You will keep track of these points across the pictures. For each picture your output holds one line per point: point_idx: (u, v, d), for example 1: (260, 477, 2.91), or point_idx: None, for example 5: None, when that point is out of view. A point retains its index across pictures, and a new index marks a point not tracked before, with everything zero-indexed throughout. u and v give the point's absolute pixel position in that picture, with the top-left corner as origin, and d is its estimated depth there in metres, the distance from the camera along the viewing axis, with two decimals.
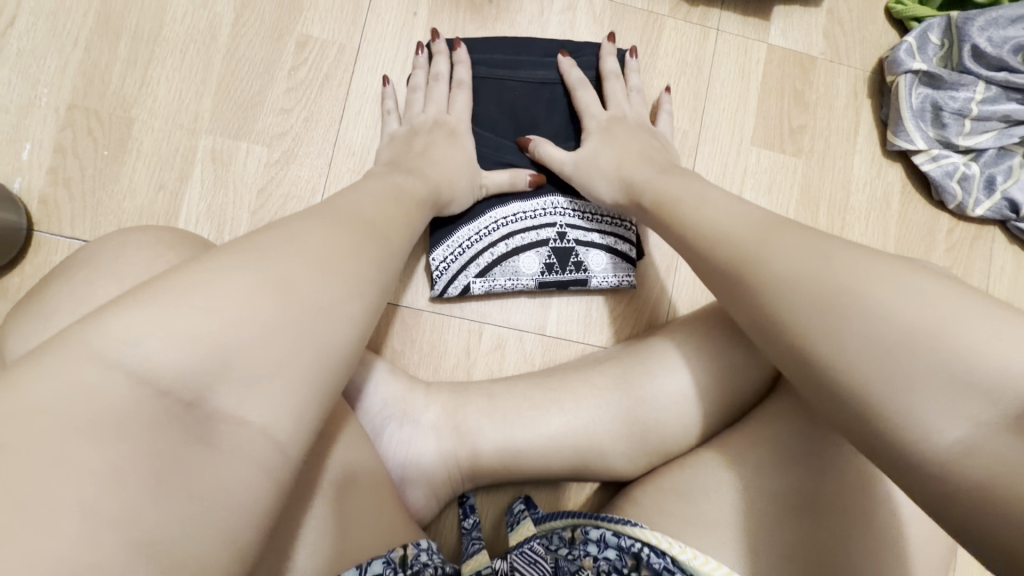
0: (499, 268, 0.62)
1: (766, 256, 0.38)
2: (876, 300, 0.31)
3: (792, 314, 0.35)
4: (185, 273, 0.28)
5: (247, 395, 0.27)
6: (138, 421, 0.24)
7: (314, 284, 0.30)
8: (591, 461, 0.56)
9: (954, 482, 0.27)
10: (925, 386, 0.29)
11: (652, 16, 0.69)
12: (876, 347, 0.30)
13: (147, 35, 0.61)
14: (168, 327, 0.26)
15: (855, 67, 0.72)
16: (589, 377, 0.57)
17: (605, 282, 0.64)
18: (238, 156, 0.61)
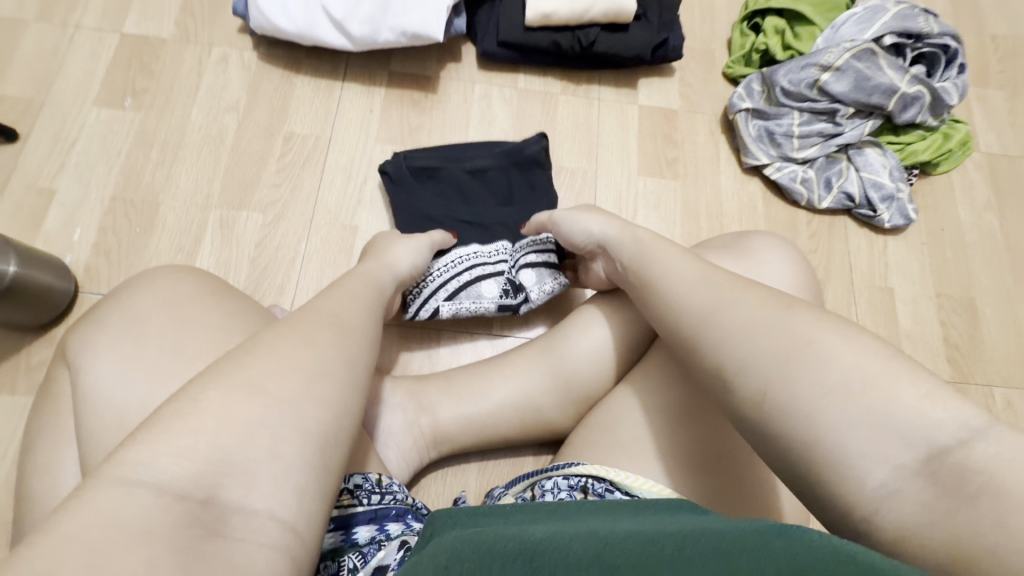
0: (462, 294, 0.76)
1: (732, 305, 0.47)
2: (826, 355, 0.40)
3: (755, 365, 0.43)
4: (177, 400, 0.38)
5: (250, 486, 0.37)
6: (163, 521, 0.33)
7: (279, 376, 0.41)
8: (531, 416, 0.68)
9: (877, 516, 0.36)
10: (856, 437, 0.38)
11: (548, 94, 0.93)
12: (822, 399, 0.39)
13: (172, 143, 0.83)
14: (171, 448, 0.36)
15: (707, 113, 0.95)
16: (523, 351, 0.70)
17: (544, 291, 0.76)
18: (240, 221, 0.80)
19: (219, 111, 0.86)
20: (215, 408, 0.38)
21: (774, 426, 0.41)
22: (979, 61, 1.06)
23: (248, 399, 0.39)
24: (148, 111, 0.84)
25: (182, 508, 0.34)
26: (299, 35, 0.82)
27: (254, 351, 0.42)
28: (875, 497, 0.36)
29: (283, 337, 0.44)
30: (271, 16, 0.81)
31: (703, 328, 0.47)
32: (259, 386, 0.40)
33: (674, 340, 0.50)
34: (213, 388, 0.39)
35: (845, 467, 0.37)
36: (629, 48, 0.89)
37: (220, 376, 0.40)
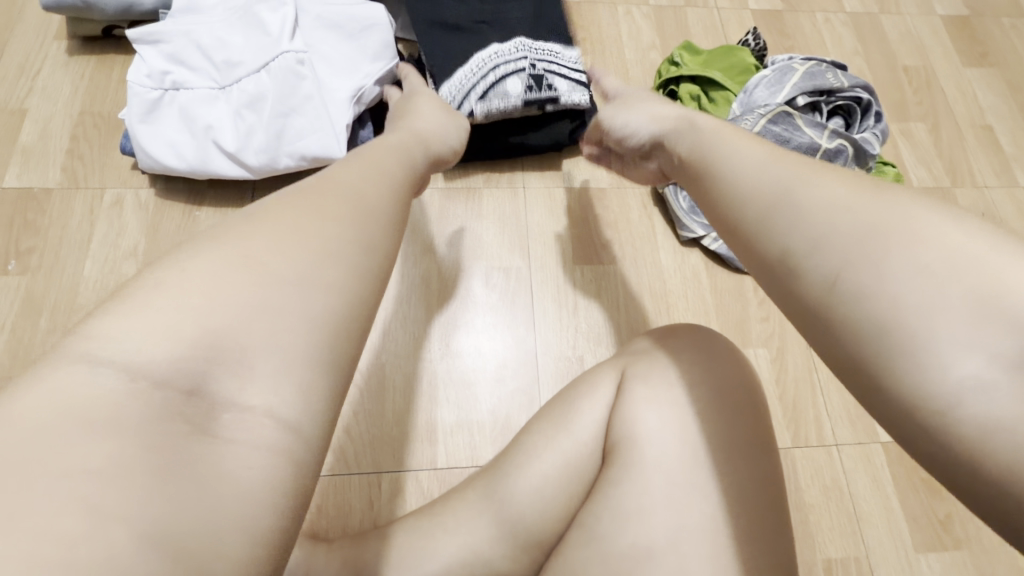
0: (491, 94, 0.77)
1: (807, 184, 0.39)
2: (927, 234, 0.34)
3: (824, 243, 0.36)
4: (159, 275, 0.33)
5: (244, 377, 0.32)
6: (140, 415, 0.28)
7: (278, 245, 0.36)
8: (482, 572, 0.60)
9: (951, 422, 0.30)
10: (950, 318, 0.31)
11: (471, 190, 0.89)
12: (917, 272, 0.32)
13: (64, 305, 0.76)
14: (148, 325, 0.31)
15: (638, 187, 0.92)
16: (465, 494, 0.65)
17: (572, 99, 0.80)
18: None
19: (116, 259, 0.79)
20: (206, 281, 0.33)
21: (833, 312, 0.34)
22: (895, 96, 1.06)
23: (243, 279, 0.34)
24: (35, 273, 0.77)
25: (161, 398, 0.29)
26: (191, 172, 0.76)
27: (256, 226, 0.36)
28: (961, 393, 0.30)
29: (285, 208, 0.39)
30: (158, 155, 0.75)
31: (774, 208, 0.40)
32: (253, 258, 0.35)
33: (732, 240, 0.43)
34: (200, 262, 0.34)
35: (924, 352, 0.31)
36: (545, 134, 0.87)
37: (217, 247, 0.35)
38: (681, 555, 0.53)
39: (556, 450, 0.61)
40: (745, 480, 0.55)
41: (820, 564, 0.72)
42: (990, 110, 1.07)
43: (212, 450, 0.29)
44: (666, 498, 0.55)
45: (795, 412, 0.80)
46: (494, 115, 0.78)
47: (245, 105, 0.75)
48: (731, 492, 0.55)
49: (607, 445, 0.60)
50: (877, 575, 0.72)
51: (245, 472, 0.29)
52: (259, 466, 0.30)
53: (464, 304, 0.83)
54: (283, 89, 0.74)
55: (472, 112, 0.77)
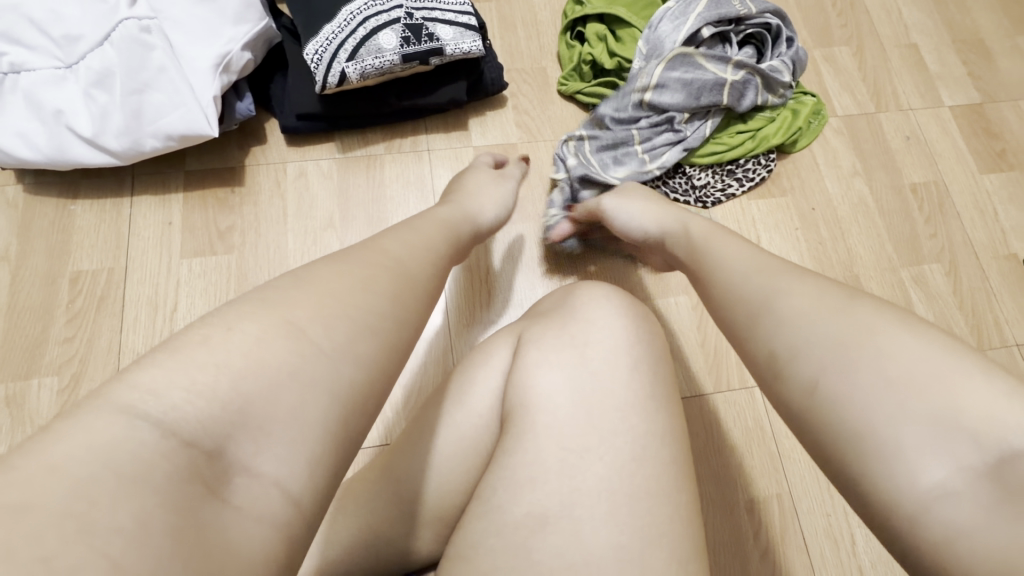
0: (363, 50, 0.72)
1: (780, 293, 0.42)
2: (887, 351, 0.36)
3: (803, 351, 0.39)
4: (203, 325, 0.32)
5: (269, 444, 0.30)
6: (161, 468, 0.27)
7: (323, 321, 0.34)
8: (387, 552, 0.59)
9: (924, 522, 0.32)
10: (916, 432, 0.33)
11: (371, 157, 0.83)
12: (880, 387, 0.35)
13: None
14: (193, 379, 0.29)
15: (550, 139, 0.88)
16: (367, 475, 0.61)
17: (458, 48, 0.74)
18: (30, 393, 0.69)
19: None
20: (243, 339, 0.32)
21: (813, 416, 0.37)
22: (819, 19, 1.02)
23: (282, 339, 0.32)
24: None
25: (188, 456, 0.28)
26: (51, 163, 0.70)
27: (275, 292, 0.35)
28: (929, 497, 0.32)
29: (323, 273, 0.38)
30: (9, 148, 0.68)
31: (760, 314, 0.43)
32: (299, 329, 0.33)
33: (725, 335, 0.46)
34: (243, 320, 0.33)
35: (894, 461, 0.33)
36: (443, 92, 0.81)
37: (263, 307, 0.34)
38: (575, 519, 0.51)
39: (453, 424, 0.59)
40: (641, 438, 0.54)
41: (742, 503, 0.73)
42: (914, 28, 1.03)
43: (225, 516, 0.28)
44: (562, 464, 0.53)
45: (716, 357, 0.79)
46: (371, 74, 0.72)
47: (94, 84, 0.68)
48: (628, 451, 0.53)
49: (504, 412, 0.57)
50: (799, 509, 0.73)
51: (248, 543, 0.27)
52: (265, 543, 0.28)
53: (528, 293, 0.80)
54: (131, 62, 0.68)
55: (345, 75, 0.72)
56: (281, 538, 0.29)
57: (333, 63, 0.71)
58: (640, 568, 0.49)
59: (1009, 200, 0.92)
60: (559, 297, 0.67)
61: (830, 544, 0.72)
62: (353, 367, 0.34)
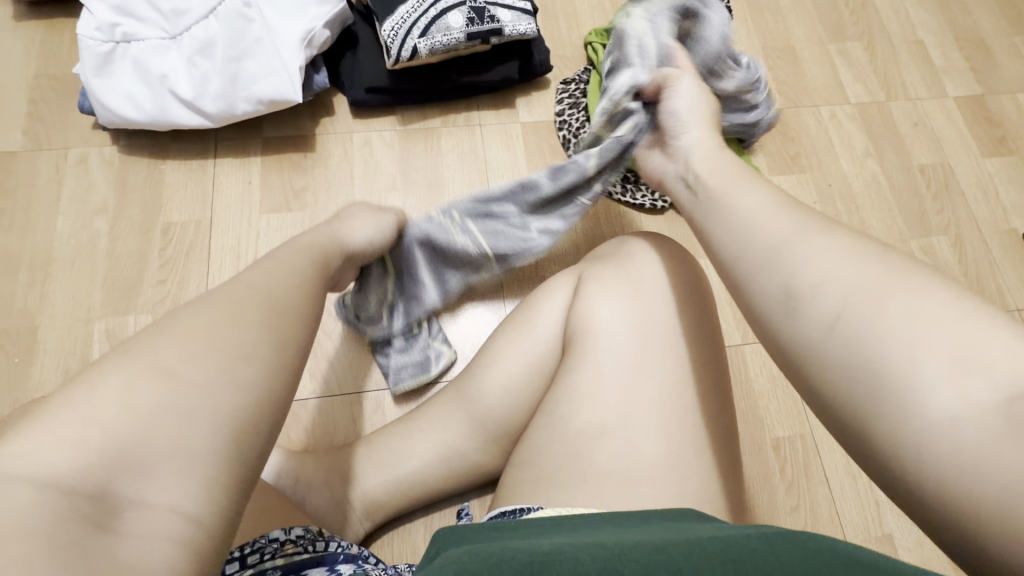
0: (433, 28, 0.81)
1: (797, 251, 0.42)
2: (905, 309, 0.36)
3: (821, 322, 0.39)
4: (103, 367, 0.34)
5: (152, 479, 0.32)
6: (44, 516, 0.28)
7: (190, 358, 0.35)
8: (457, 464, 0.67)
9: (950, 480, 0.32)
10: (936, 394, 0.33)
11: (429, 129, 0.92)
12: (898, 349, 0.35)
13: (40, 261, 0.78)
14: (44, 440, 0.30)
15: None
16: (439, 400, 0.69)
17: (515, 29, 0.83)
18: (128, 327, 0.76)
19: (87, 216, 0.81)
20: (115, 384, 0.33)
21: (827, 374, 0.38)
22: (833, 17, 1.11)
23: (151, 383, 0.33)
24: (9, 233, 0.79)
25: (66, 503, 0.29)
26: (152, 122, 0.78)
27: (184, 323, 0.37)
28: (959, 456, 0.32)
29: (215, 299, 0.39)
30: (116, 107, 0.77)
31: (762, 277, 0.43)
32: (169, 369, 0.34)
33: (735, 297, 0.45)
34: (110, 368, 0.34)
35: (918, 419, 0.34)
36: (496, 71, 0.90)
37: (162, 340, 0.36)
38: (632, 428, 0.58)
39: (518, 352, 0.66)
40: (687, 363, 0.61)
41: (769, 443, 0.80)
42: (921, 27, 1.12)
43: (117, 545, 0.30)
44: (618, 383, 0.60)
45: None
46: (439, 50, 0.82)
47: (198, 53, 0.77)
48: (676, 373, 0.61)
49: (565, 340, 0.65)
50: (820, 449, 0.80)
51: (140, 564, 0.30)
52: (160, 560, 0.30)
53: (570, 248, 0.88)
54: (231, 33, 0.77)
55: (417, 49, 0.81)
56: (183, 554, 0.31)
57: (407, 38, 0.80)
58: (686, 467, 0.57)
59: (1009, 181, 1.01)
60: (608, 246, 0.74)
61: (849, 479, 0.79)
62: (230, 389, 0.35)
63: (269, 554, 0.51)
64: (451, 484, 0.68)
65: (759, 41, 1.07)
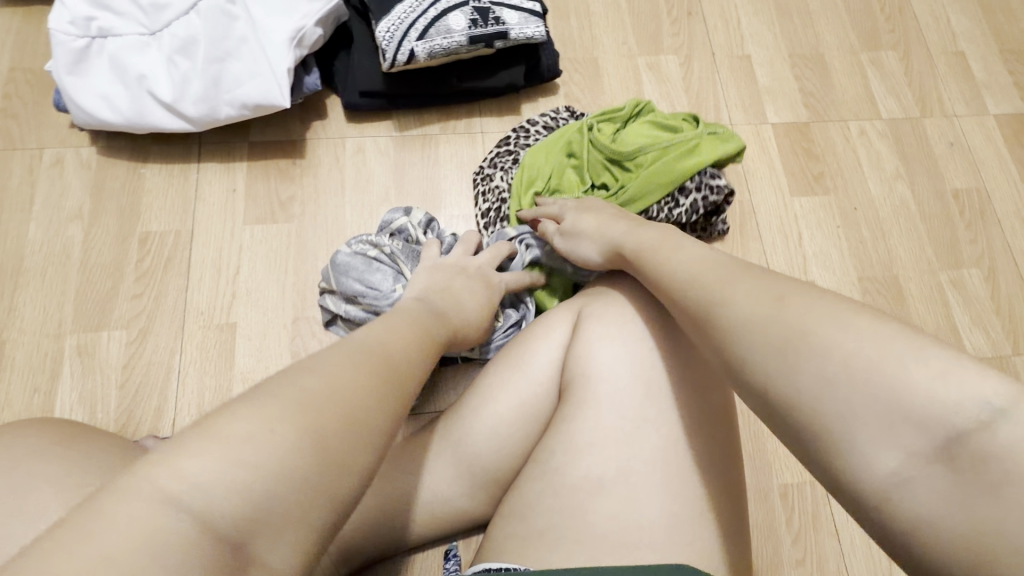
0: (433, 30, 0.75)
1: (727, 298, 0.41)
2: (826, 346, 0.35)
3: (749, 356, 0.38)
4: (257, 408, 0.31)
5: (277, 540, 0.30)
6: (189, 563, 0.26)
7: (338, 421, 0.33)
8: (441, 509, 0.62)
9: (890, 509, 0.32)
10: (866, 428, 0.33)
11: (426, 136, 0.86)
12: (823, 383, 0.35)
13: (10, 270, 0.74)
14: (211, 470, 0.29)
15: None
16: (422, 438, 0.64)
17: (522, 32, 0.77)
18: (100, 344, 0.72)
19: (60, 222, 0.77)
20: (265, 430, 0.31)
21: (785, 408, 0.36)
22: (867, 23, 1.03)
23: (300, 440, 0.31)
24: None
25: (211, 549, 0.27)
26: (130, 126, 0.73)
27: (329, 370, 0.35)
28: (888, 482, 0.32)
29: (355, 356, 0.37)
30: (92, 109, 0.71)
31: (707, 315, 0.42)
32: (318, 433, 0.32)
33: (683, 322, 0.45)
34: (264, 406, 0.32)
35: (851, 450, 0.33)
36: (500, 77, 0.84)
37: (315, 390, 0.33)
38: (630, 486, 0.53)
39: (510, 392, 0.61)
40: (695, 413, 0.56)
41: (777, 489, 0.75)
42: (962, 36, 1.04)
43: None
44: (619, 433, 0.55)
45: None
46: (438, 54, 0.76)
47: (178, 51, 0.71)
48: (682, 425, 0.55)
49: (562, 383, 0.60)
50: (831, 498, 0.75)
51: None
52: None
53: None
54: (214, 32, 0.71)
55: (414, 53, 0.75)
56: None
57: (404, 40, 0.74)
58: (689, 533, 0.52)
59: None
60: (610, 276, 0.69)
61: (861, 532, 0.74)
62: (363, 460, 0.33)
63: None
64: (435, 529, 0.63)
65: (786, 48, 1.00)
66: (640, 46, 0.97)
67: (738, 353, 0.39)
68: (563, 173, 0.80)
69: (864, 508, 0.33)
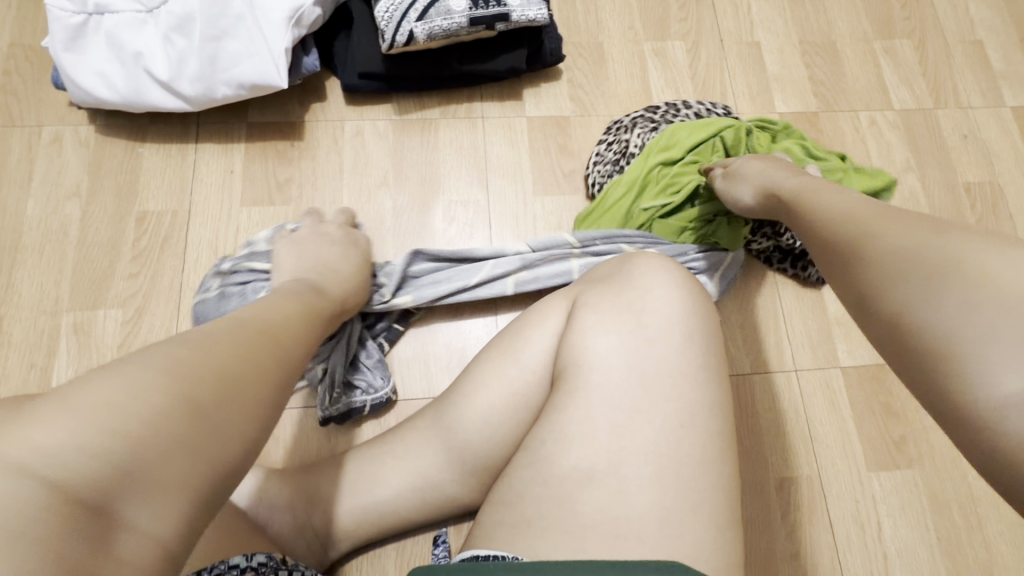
0: (433, 11, 0.73)
1: (882, 229, 0.44)
2: (974, 272, 0.36)
3: (890, 285, 0.40)
4: (109, 376, 0.30)
5: (150, 498, 0.28)
6: (43, 527, 0.24)
7: (212, 386, 0.33)
8: (432, 494, 0.62)
9: (1000, 432, 0.32)
10: (995, 348, 0.33)
11: (426, 120, 0.85)
12: (957, 311, 0.35)
13: (9, 246, 0.74)
14: (64, 434, 0.26)
15: (602, 114, 0.89)
16: (415, 423, 0.64)
17: (524, 15, 0.75)
18: (97, 322, 0.72)
19: (59, 200, 0.77)
20: (127, 393, 0.29)
21: (906, 331, 0.38)
22: (882, 10, 1.00)
23: (171, 402, 0.30)
24: None
25: (72, 512, 0.25)
26: (127, 104, 0.72)
27: (195, 343, 0.35)
28: (1000, 405, 0.32)
29: (225, 332, 0.37)
30: (88, 87, 0.71)
31: (852, 250, 0.45)
32: (187, 397, 0.31)
33: (832, 257, 0.47)
34: (124, 372, 0.30)
35: (965, 367, 0.34)
36: (502, 59, 0.82)
37: (178, 359, 0.33)
38: (621, 476, 0.52)
39: (504, 379, 0.61)
40: (690, 406, 0.55)
41: (772, 483, 0.74)
42: (982, 25, 1.00)
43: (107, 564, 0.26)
44: (610, 423, 0.54)
45: (756, 337, 0.80)
46: (437, 36, 0.74)
47: (174, 29, 0.71)
48: (676, 417, 0.55)
49: (555, 370, 0.59)
50: (828, 493, 0.74)
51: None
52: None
53: None
54: (210, 9, 0.70)
55: (413, 34, 0.74)
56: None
57: (404, 20, 0.73)
58: (680, 526, 0.51)
59: None
60: (608, 265, 0.68)
61: (857, 529, 0.73)
62: (241, 421, 0.33)
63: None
64: (426, 514, 0.63)
65: (797, 35, 0.97)
66: (646, 31, 0.95)
67: (877, 281, 0.41)
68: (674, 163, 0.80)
69: (966, 432, 0.34)
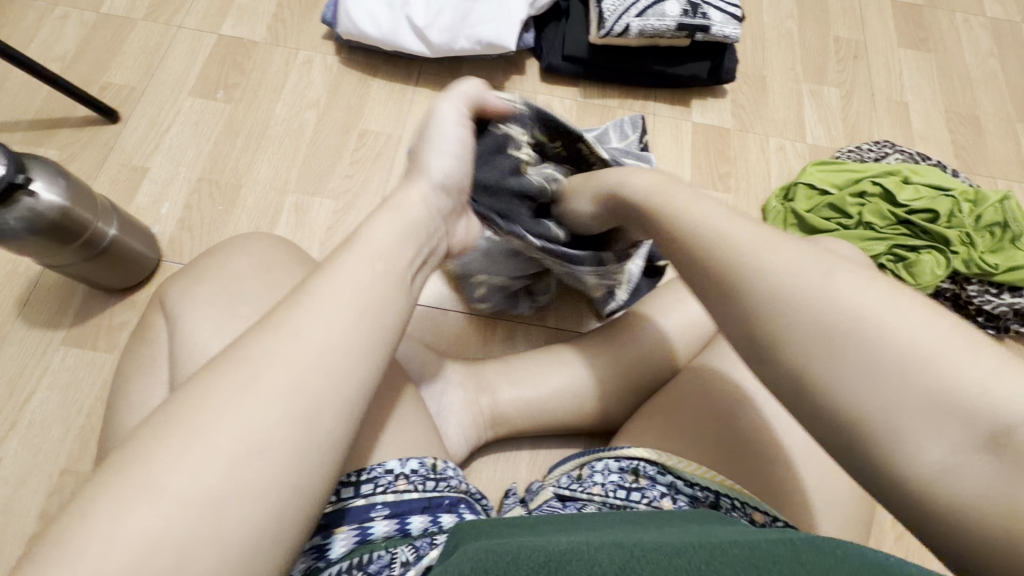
0: (651, 12, 0.89)
1: (763, 268, 0.37)
2: (883, 328, 0.33)
3: (796, 341, 0.35)
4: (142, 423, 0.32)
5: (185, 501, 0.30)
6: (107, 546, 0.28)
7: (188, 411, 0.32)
8: (587, 404, 0.69)
9: (935, 498, 0.30)
10: (910, 421, 0.31)
11: (606, 107, 0.97)
12: (868, 372, 0.32)
13: (257, 133, 0.89)
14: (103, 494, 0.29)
15: (759, 133, 0.99)
16: (580, 343, 0.71)
17: (721, 30, 0.91)
18: (313, 207, 0.85)
19: (301, 107, 0.92)
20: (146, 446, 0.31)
21: (809, 399, 0.34)
22: None
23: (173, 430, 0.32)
24: (238, 103, 0.91)
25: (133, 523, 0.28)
26: (383, 40, 0.88)
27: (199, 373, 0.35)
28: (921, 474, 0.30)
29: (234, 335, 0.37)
30: (358, 22, 0.87)
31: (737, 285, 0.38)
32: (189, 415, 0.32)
33: (704, 292, 0.40)
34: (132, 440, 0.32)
35: (893, 436, 0.31)
36: (687, 67, 0.95)
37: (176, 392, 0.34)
38: None
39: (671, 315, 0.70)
40: None
41: None
42: None
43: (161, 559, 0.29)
44: None
45: None
46: (648, 32, 0.90)
47: None
48: None
49: None
50: None
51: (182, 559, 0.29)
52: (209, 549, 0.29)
53: None
54: None
55: (629, 27, 0.89)
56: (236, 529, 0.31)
57: (627, 14, 0.89)
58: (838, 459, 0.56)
59: None
60: None
61: None
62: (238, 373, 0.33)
63: (382, 486, 0.46)
64: (577, 420, 0.70)
65: (942, 103, 1.06)
66: (805, 74, 1.06)
67: (781, 333, 0.35)
68: (902, 192, 0.88)
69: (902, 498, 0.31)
